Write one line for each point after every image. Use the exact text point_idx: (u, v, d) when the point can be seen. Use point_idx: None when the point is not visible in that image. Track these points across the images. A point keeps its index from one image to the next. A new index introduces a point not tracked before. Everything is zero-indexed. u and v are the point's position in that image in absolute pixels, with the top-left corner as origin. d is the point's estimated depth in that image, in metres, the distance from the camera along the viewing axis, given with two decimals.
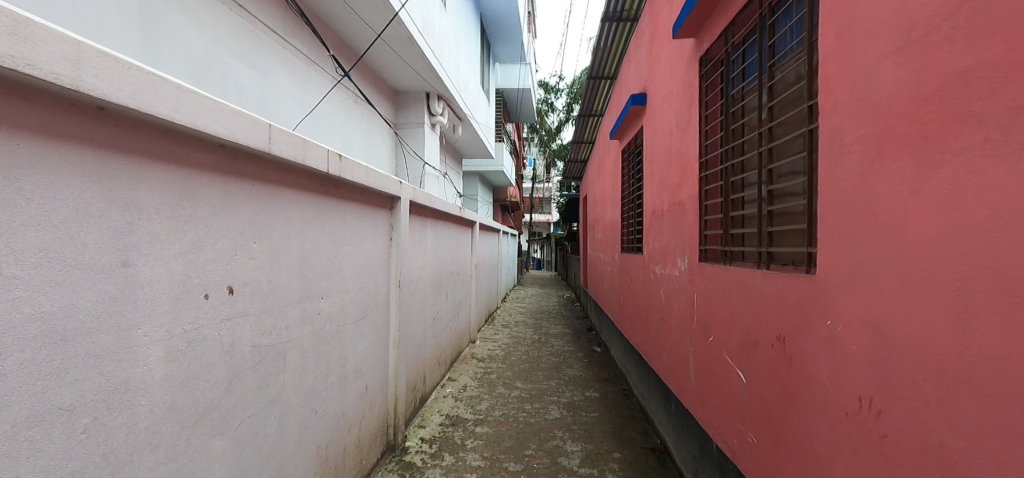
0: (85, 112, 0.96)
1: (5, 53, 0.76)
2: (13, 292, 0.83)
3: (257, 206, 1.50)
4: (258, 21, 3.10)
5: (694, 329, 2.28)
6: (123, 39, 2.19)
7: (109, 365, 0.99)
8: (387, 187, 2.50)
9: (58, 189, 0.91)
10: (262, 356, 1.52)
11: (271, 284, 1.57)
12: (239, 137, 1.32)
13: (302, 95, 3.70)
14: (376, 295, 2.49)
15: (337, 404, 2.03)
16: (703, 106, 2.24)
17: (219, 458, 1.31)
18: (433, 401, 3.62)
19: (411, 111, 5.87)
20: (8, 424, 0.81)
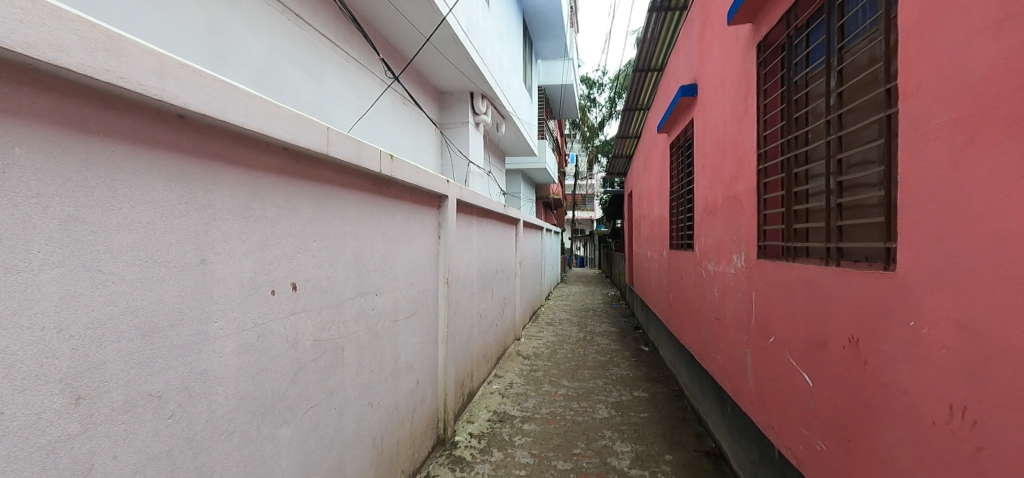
0: (168, 120, 1.03)
1: (96, 68, 0.84)
2: (110, 287, 0.91)
3: (316, 206, 1.56)
4: (312, 29, 3.23)
5: (752, 329, 2.18)
6: (199, 50, 2.35)
7: (189, 356, 1.07)
8: (435, 186, 2.55)
9: (146, 192, 0.98)
10: (322, 349, 1.58)
11: (329, 280, 1.63)
12: (299, 140, 1.38)
13: (354, 99, 3.83)
14: (425, 293, 2.53)
15: (391, 398, 2.09)
16: (761, 95, 2.14)
17: (286, 446, 1.38)
18: (481, 397, 3.67)
19: (455, 111, 5.94)
20: (106, 408, 0.90)
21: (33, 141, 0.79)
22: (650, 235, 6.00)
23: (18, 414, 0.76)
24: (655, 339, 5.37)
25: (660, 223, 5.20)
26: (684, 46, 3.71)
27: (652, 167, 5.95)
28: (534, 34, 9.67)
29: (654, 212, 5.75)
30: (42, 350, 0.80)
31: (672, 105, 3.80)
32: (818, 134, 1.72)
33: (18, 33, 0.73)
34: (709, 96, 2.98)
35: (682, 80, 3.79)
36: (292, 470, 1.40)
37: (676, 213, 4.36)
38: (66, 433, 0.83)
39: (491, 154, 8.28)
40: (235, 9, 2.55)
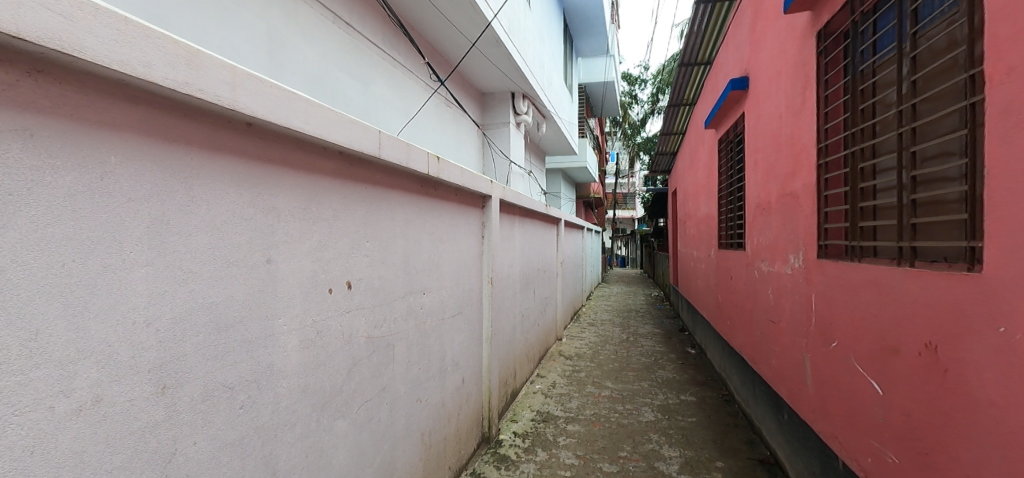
0: (238, 127, 1.11)
1: (177, 81, 0.91)
2: (190, 285, 0.99)
3: (369, 207, 1.61)
4: (361, 36, 3.34)
5: (812, 332, 2.07)
6: (263, 60, 2.49)
7: (255, 350, 1.14)
8: (478, 186, 2.58)
9: (220, 196, 1.06)
10: (375, 346, 1.63)
11: (381, 279, 1.68)
12: (354, 144, 1.43)
13: (399, 102, 3.93)
14: (470, 293, 2.57)
15: (438, 395, 2.13)
16: (822, 86, 2.02)
17: (343, 439, 1.44)
18: (523, 396, 3.68)
19: (497, 112, 5.97)
20: (187, 397, 0.97)
21: (124, 149, 0.88)
22: (696, 235, 5.79)
23: (114, 400, 0.84)
24: (701, 341, 5.21)
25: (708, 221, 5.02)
26: (734, 38, 3.57)
27: (698, 165, 5.74)
28: (574, 31, 9.57)
29: (700, 210, 5.56)
30: (134, 342, 0.88)
31: (721, 100, 3.66)
32: (888, 126, 1.62)
33: (113, 52, 0.80)
34: (762, 89, 2.86)
35: (732, 73, 3.65)
36: (348, 461, 1.46)
37: (724, 212, 4.20)
38: (154, 419, 0.91)
39: (531, 154, 8.27)
40: (292, 20, 2.67)
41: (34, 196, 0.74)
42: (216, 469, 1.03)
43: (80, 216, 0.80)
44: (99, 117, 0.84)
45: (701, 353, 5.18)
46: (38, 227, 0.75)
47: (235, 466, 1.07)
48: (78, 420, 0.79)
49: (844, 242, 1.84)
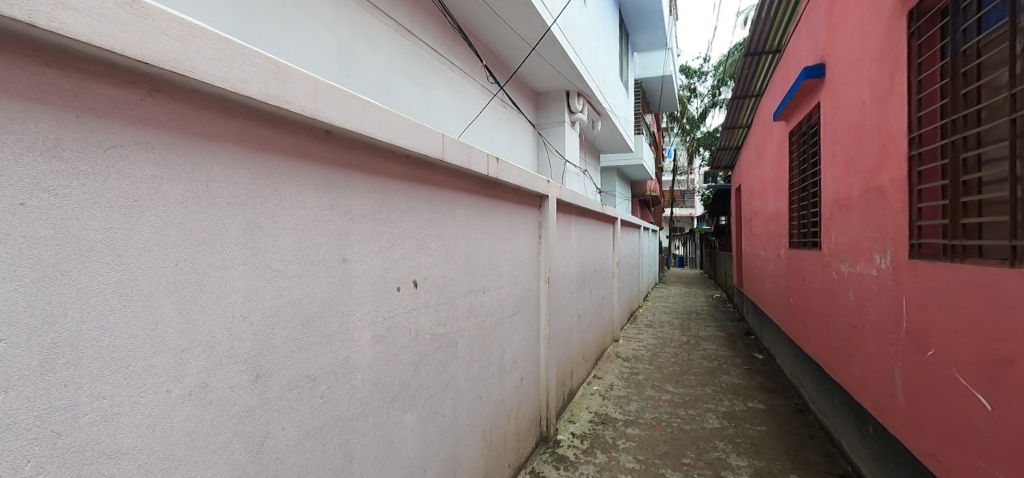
0: (317, 135, 1.19)
1: (269, 94, 1.01)
2: (277, 282, 1.08)
3: (433, 209, 1.67)
4: (421, 42, 3.45)
5: (902, 340, 1.91)
6: (339, 70, 2.64)
7: (333, 344, 1.22)
8: (536, 186, 2.59)
9: (301, 199, 1.15)
10: (439, 343, 1.69)
11: (444, 278, 1.73)
12: (420, 148, 1.49)
13: (456, 105, 4.01)
14: (528, 292, 2.59)
15: (498, 393, 2.17)
16: (915, 70, 1.85)
17: (411, 431, 1.51)
18: (581, 397, 3.69)
19: (552, 111, 5.96)
20: (275, 386, 1.07)
21: (225, 159, 0.99)
22: (765, 234, 5.46)
23: (215, 386, 0.95)
24: (771, 347, 4.92)
25: (778, 218, 4.72)
26: (808, 24, 3.37)
27: (766, 158, 5.40)
28: (630, 25, 9.37)
29: (769, 207, 5.23)
30: (230, 335, 0.98)
31: (793, 89, 3.45)
32: (998, 111, 1.45)
33: (217, 71, 0.91)
34: (841, 77, 2.67)
35: (805, 61, 3.44)
36: (416, 453, 1.52)
37: (797, 209, 3.93)
38: (248, 405, 1.01)
39: (586, 152, 8.20)
40: (361, 30, 2.80)
41: (152, 204, 0.85)
42: (299, 454, 1.11)
43: (189, 221, 0.91)
44: (204, 130, 0.95)
45: (771, 359, 4.89)
46: (156, 229, 0.86)
47: (315, 451, 1.15)
48: (187, 403, 0.90)
49: (942, 240, 1.68)
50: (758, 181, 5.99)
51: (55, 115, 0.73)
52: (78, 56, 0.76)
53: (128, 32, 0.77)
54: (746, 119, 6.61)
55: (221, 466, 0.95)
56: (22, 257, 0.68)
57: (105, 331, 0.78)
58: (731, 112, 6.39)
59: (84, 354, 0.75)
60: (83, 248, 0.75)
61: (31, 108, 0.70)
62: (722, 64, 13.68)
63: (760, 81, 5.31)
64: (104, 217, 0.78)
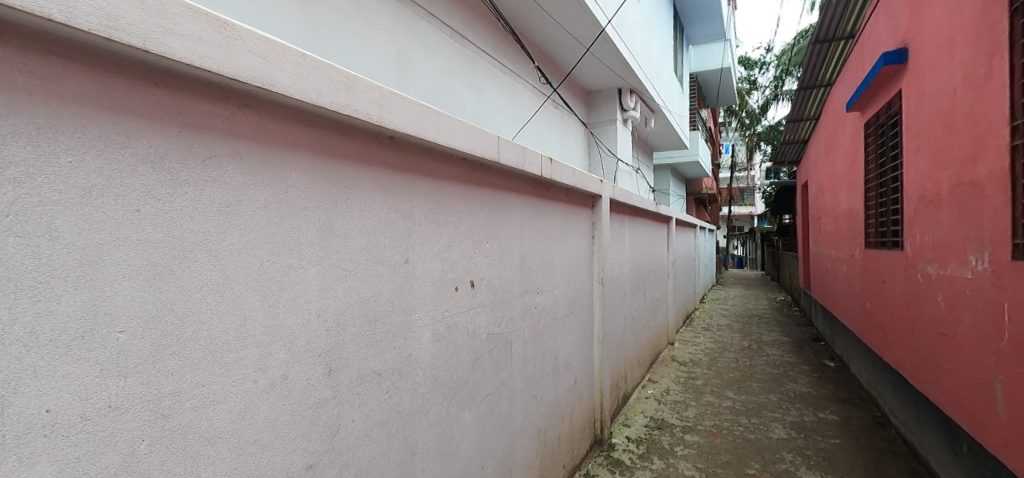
0: (382, 142, 1.25)
1: (340, 104, 1.07)
2: (348, 282, 1.15)
3: (489, 210, 1.70)
4: (474, 46, 3.51)
5: (1004, 351, 1.74)
6: (398, 77, 2.73)
7: (397, 342, 1.27)
8: (589, 186, 2.57)
9: (368, 202, 1.21)
10: (495, 342, 1.72)
11: (500, 278, 1.76)
12: (477, 151, 1.52)
13: (508, 107, 4.05)
14: (581, 293, 2.58)
15: (552, 394, 2.17)
16: (1018, 51, 1.66)
17: (469, 428, 1.54)
18: (636, 401, 3.66)
19: (604, 109, 5.86)
20: (347, 380, 1.13)
21: (303, 167, 1.06)
22: (837, 233, 5.07)
23: (294, 378, 1.02)
24: (845, 355, 4.59)
25: (852, 216, 4.38)
26: (887, 6, 3.12)
27: (838, 151, 5.01)
28: (686, 16, 9.03)
29: (842, 205, 4.86)
30: (307, 330, 1.05)
31: (869, 77, 3.19)
32: None
33: (296, 85, 0.98)
34: (928, 62, 2.44)
35: (884, 45, 3.18)
36: (474, 450, 1.56)
37: (875, 207, 3.63)
38: (322, 397, 1.08)
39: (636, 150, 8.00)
40: (418, 38, 2.89)
41: (240, 210, 0.93)
42: (368, 445, 1.17)
43: (270, 225, 0.99)
44: (284, 140, 1.03)
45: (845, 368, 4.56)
46: (243, 232, 0.94)
47: (382, 444, 1.21)
48: (270, 393, 0.97)
49: None
50: (829, 176, 5.58)
51: (162, 131, 0.82)
52: (182, 77, 0.85)
53: (220, 53, 0.85)
54: (812, 110, 6.17)
55: (299, 454, 1.02)
56: (137, 258, 0.77)
57: (203, 325, 0.86)
58: (795, 103, 5.98)
59: (187, 346, 0.84)
60: (184, 250, 0.84)
61: (144, 125, 0.80)
62: (784, 52, 12.85)
63: (831, 66, 4.92)
64: (202, 222, 0.87)
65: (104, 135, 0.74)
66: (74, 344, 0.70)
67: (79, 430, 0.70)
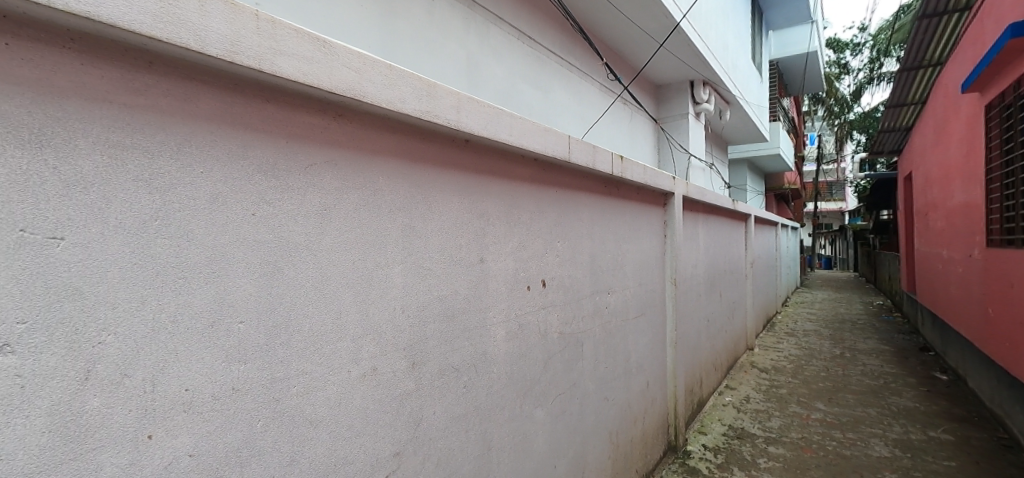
0: (459, 145, 1.30)
1: (422, 110, 1.12)
2: (429, 280, 1.20)
3: (559, 209, 1.71)
4: (541, 47, 3.52)
5: None
6: (468, 82, 2.81)
7: (474, 339, 1.32)
8: (661, 184, 2.49)
9: (446, 203, 1.26)
10: (567, 342, 1.72)
11: (571, 278, 1.76)
12: (548, 151, 1.54)
13: (576, 105, 4.01)
14: (653, 294, 2.51)
15: (624, 396, 2.14)
16: None
17: (542, 426, 1.56)
18: (712, 408, 3.54)
19: (675, 103, 5.64)
20: (429, 374, 1.19)
21: (388, 172, 1.12)
22: (951, 231, 4.47)
23: (382, 371, 1.09)
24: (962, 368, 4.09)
25: (970, 211, 3.86)
26: None
27: (952, 137, 4.41)
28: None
29: (957, 199, 4.29)
30: (393, 325, 1.11)
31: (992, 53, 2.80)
32: None
33: (384, 94, 1.04)
34: None
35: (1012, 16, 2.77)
36: (547, 448, 1.58)
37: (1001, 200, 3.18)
38: (407, 388, 1.14)
39: (710, 144, 7.60)
40: (487, 42, 2.95)
41: (335, 212, 1.01)
42: (449, 437, 1.23)
43: (360, 226, 1.06)
44: (373, 146, 1.09)
45: (962, 384, 4.05)
46: (339, 232, 1.02)
47: (461, 436, 1.25)
48: (363, 383, 1.04)
49: None
50: (940, 167, 4.94)
51: (272, 142, 0.91)
52: (288, 93, 0.93)
53: (320, 69, 0.92)
54: (918, 91, 5.49)
55: (388, 442, 1.08)
56: (253, 256, 0.86)
57: (306, 318, 0.95)
58: (897, 83, 5.36)
59: (292, 337, 0.92)
60: (290, 249, 0.93)
61: (256, 137, 0.89)
62: (880, 30, 11.52)
63: (941, 36, 4.36)
64: (304, 223, 0.95)
65: (227, 147, 0.84)
66: (206, 332, 0.79)
67: (210, 407, 0.79)
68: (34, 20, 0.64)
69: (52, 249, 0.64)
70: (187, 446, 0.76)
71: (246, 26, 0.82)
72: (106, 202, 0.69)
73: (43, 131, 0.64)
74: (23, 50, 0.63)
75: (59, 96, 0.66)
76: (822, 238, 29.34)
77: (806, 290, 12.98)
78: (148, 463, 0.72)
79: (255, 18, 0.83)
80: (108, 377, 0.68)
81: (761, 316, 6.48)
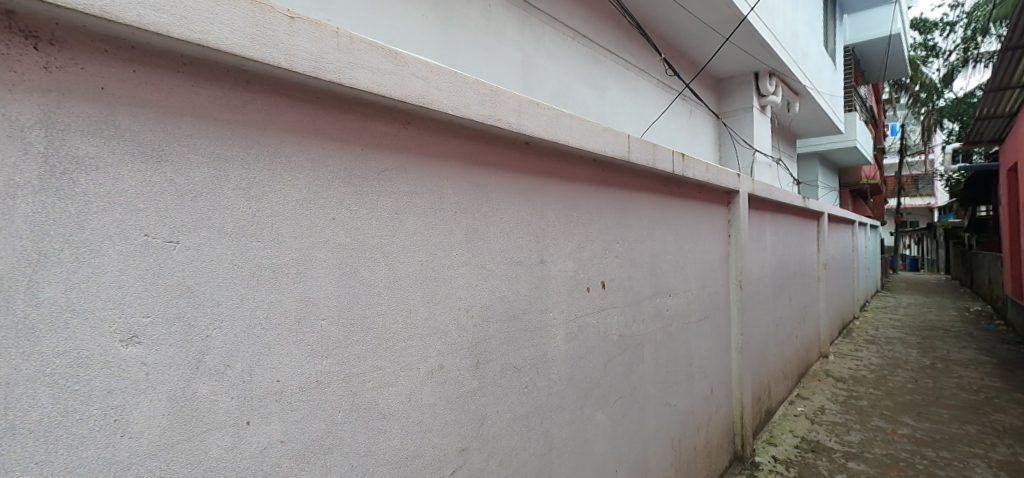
0: (519, 148, 1.32)
1: (485, 115, 1.15)
2: (492, 281, 1.23)
3: (617, 210, 1.68)
4: (596, 45, 3.47)
5: None
6: (523, 84, 2.83)
7: (535, 340, 1.33)
8: (725, 182, 2.38)
9: (506, 206, 1.28)
10: (627, 344, 1.69)
11: (630, 280, 1.73)
12: (607, 151, 1.52)
13: (632, 103, 3.92)
14: (716, 296, 2.42)
15: (686, 402, 2.08)
16: None
17: (602, 429, 1.55)
18: (782, 418, 3.36)
19: (738, 96, 5.37)
20: (492, 373, 1.21)
21: (453, 175, 1.16)
22: None
23: (449, 368, 1.12)
24: None
25: None
26: None
27: None
28: None
29: None
30: (458, 325, 1.14)
31: None
32: None
33: (450, 100, 1.08)
34: None
35: None
36: (607, 451, 1.56)
37: None
38: (472, 387, 1.16)
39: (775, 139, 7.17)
40: (541, 44, 2.95)
41: (406, 215, 1.06)
42: (513, 435, 1.25)
43: (428, 228, 1.10)
44: (439, 151, 1.13)
45: None
46: (409, 234, 1.06)
47: (523, 435, 1.27)
48: (432, 380, 1.08)
49: None
50: None
51: (349, 151, 0.96)
52: (364, 104, 0.99)
53: (394, 80, 0.97)
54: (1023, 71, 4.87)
55: (455, 437, 1.11)
56: (332, 257, 0.92)
57: (379, 315, 1.00)
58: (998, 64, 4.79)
59: (368, 334, 0.97)
60: (365, 251, 0.98)
61: (334, 145, 0.94)
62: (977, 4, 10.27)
63: None
64: (377, 226, 1.00)
65: (311, 157, 0.90)
66: (294, 327, 0.86)
67: (297, 397, 0.86)
68: (152, 48, 0.71)
69: (169, 251, 0.71)
70: (279, 433, 0.83)
71: (328, 43, 0.87)
72: (212, 209, 0.76)
73: (163, 147, 0.72)
74: (146, 76, 0.71)
75: (174, 116, 0.73)
76: (902, 237, 26.63)
77: (887, 294, 11.86)
78: (247, 447, 0.79)
79: (336, 34, 0.88)
80: (213, 367, 0.75)
81: (835, 321, 6.01)
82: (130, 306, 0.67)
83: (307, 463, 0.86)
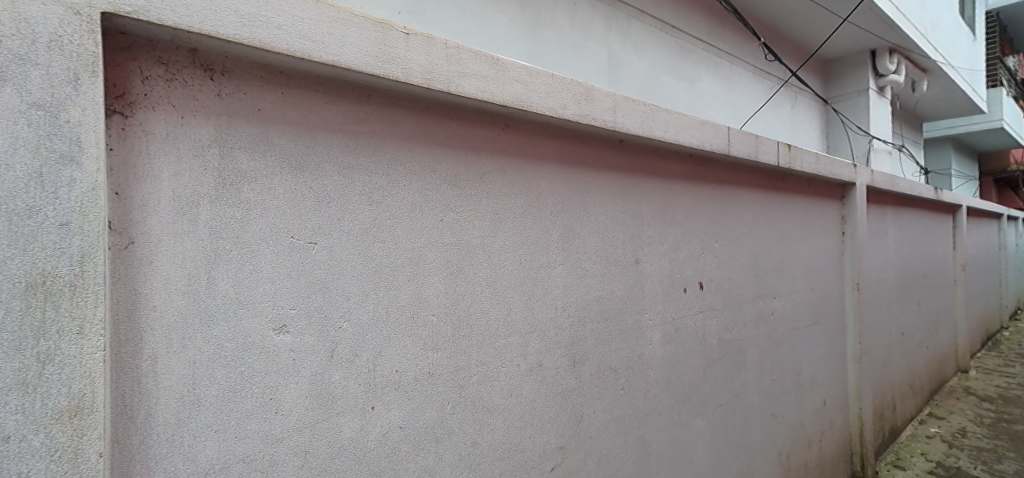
0: (613, 145, 1.30)
1: (582, 114, 1.15)
2: (586, 280, 1.23)
3: (716, 207, 1.60)
4: (684, 34, 3.30)
5: None
6: (609, 80, 2.78)
7: (631, 342, 1.31)
8: (838, 174, 2.16)
9: (598, 204, 1.27)
10: (727, 349, 1.61)
11: (729, 281, 1.64)
12: (706, 145, 1.45)
13: (727, 93, 3.68)
14: (828, 300, 2.20)
15: (795, 414, 1.92)
16: None
17: (701, 437, 1.48)
18: (910, 439, 3.00)
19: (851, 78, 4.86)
20: (590, 373, 1.21)
21: (550, 175, 1.17)
22: None
23: (548, 366, 1.14)
24: None
25: None
26: None
27: None
28: None
29: None
30: (555, 325, 1.16)
31: None
32: None
33: (548, 101, 1.09)
34: None
35: None
36: (708, 460, 1.50)
37: None
38: (571, 386, 1.17)
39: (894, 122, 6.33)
40: (627, 38, 2.87)
41: (506, 216, 1.09)
42: (612, 437, 1.24)
43: (527, 229, 1.13)
44: (535, 152, 1.15)
45: None
46: (509, 235, 1.10)
47: (622, 437, 1.26)
48: (532, 377, 1.11)
49: None
50: None
51: (456, 156, 1.02)
52: (468, 111, 1.03)
53: (497, 86, 1.00)
54: None
55: (554, 435, 1.13)
56: (440, 256, 0.98)
57: (484, 311, 1.04)
58: None
59: (474, 330, 1.02)
60: (469, 251, 1.02)
61: (441, 151, 1.00)
62: None
63: None
64: (480, 227, 1.05)
65: (423, 163, 0.96)
66: (410, 322, 0.92)
67: (412, 387, 0.92)
68: (295, 71, 0.79)
69: (309, 250, 0.80)
70: (398, 420, 0.90)
71: (438, 54, 0.92)
72: (342, 212, 0.84)
73: (305, 159, 0.80)
74: (291, 96, 0.80)
75: (312, 130, 0.82)
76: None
77: None
78: (371, 430, 0.86)
79: (445, 46, 0.92)
80: (344, 356, 0.83)
81: (975, 331, 5.16)
82: (281, 299, 0.76)
83: (423, 450, 0.92)
